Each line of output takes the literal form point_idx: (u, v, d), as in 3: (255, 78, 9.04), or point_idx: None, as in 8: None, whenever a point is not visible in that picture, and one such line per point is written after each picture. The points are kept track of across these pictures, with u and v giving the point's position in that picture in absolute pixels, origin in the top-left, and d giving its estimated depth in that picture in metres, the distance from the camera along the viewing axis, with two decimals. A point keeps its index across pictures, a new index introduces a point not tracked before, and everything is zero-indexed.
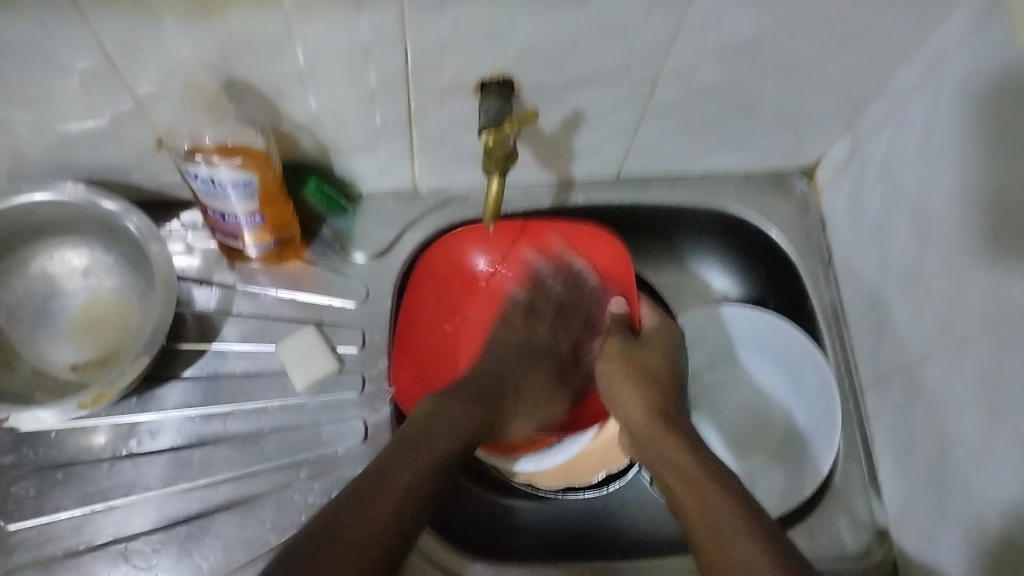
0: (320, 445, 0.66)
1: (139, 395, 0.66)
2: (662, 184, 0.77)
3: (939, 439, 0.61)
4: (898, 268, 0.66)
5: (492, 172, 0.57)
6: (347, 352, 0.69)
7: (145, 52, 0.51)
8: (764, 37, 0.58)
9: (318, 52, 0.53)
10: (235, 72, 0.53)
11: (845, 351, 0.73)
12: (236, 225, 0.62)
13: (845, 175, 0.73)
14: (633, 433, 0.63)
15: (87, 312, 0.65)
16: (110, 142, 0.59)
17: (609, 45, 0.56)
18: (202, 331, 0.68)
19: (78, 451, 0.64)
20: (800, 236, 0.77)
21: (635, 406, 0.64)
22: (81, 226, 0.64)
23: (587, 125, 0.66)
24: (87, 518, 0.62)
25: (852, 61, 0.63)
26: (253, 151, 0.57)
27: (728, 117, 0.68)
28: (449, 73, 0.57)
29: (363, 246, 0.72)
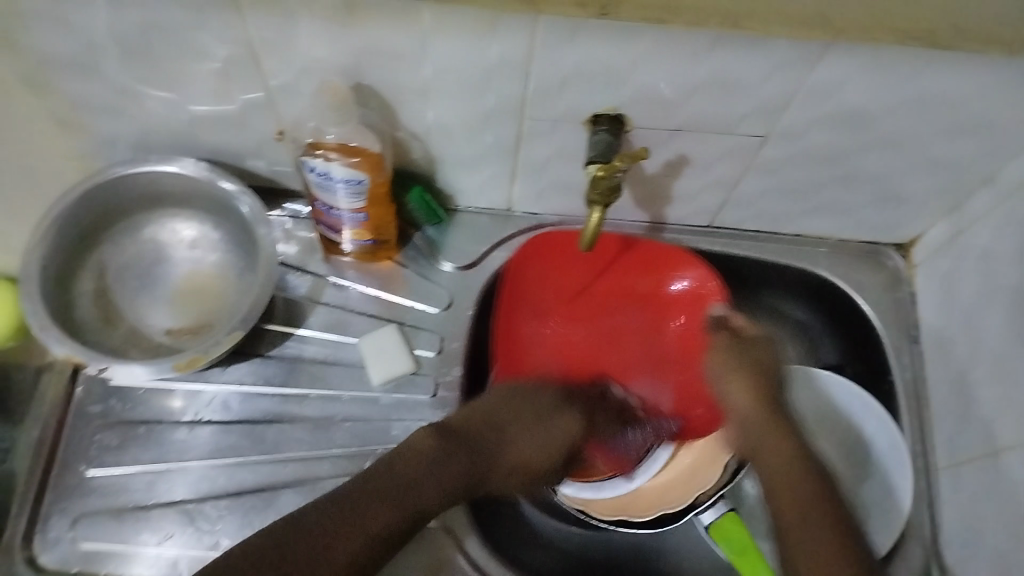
0: (387, 440, 0.67)
1: (224, 367, 0.69)
2: (752, 238, 0.77)
3: (1012, 535, 0.60)
4: (989, 357, 0.65)
5: (594, 205, 0.58)
6: (423, 355, 0.71)
7: (286, 50, 0.54)
8: (883, 109, 0.58)
9: (444, 70, 0.55)
10: (364, 77, 0.56)
11: (923, 431, 0.72)
12: (338, 219, 0.65)
13: (944, 255, 0.72)
14: (741, 427, 0.64)
15: (189, 281, 0.69)
16: (236, 128, 0.63)
17: (725, 97, 0.57)
18: (289, 315, 0.71)
19: (161, 411, 0.68)
20: (888, 308, 0.76)
21: (744, 395, 0.64)
22: (197, 200, 0.68)
23: (689, 170, 0.67)
24: (161, 475, 0.65)
25: (971, 145, 0.62)
26: (369, 154, 0.59)
27: (830, 182, 0.67)
28: (564, 105, 0.58)
29: (452, 257, 0.74)
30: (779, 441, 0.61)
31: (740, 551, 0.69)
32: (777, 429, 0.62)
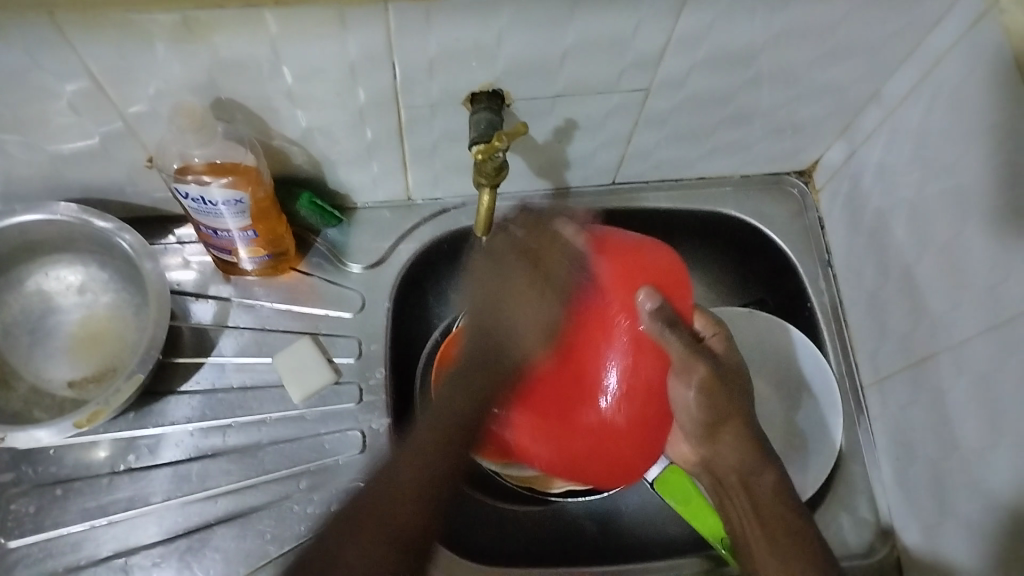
0: (321, 455, 0.67)
1: (137, 410, 0.66)
2: (656, 189, 0.76)
3: (940, 442, 0.61)
4: (896, 272, 0.66)
5: (484, 186, 0.58)
6: (343, 363, 0.70)
7: (134, 75, 0.51)
8: (762, 46, 0.58)
9: (307, 72, 0.52)
10: (224, 91, 0.53)
11: (846, 350, 0.73)
12: (229, 241, 0.62)
13: (843, 177, 0.73)
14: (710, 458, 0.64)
15: (83, 329, 0.65)
16: (101, 161, 0.59)
17: (602, 56, 0.56)
18: (199, 344, 0.69)
19: (78, 467, 0.65)
20: (797, 236, 0.76)
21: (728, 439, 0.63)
22: (75, 243, 0.64)
23: (580, 133, 0.65)
24: (87, 534, 0.63)
25: (851, 66, 0.62)
26: (244, 168, 0.57)
27: (722, 123, 0.67)
28: (439, 89, 0.56)
29: (359, 257, 0.72)
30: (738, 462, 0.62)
31: (687, 500, 0.69)
32: (742, 455, 0.62)
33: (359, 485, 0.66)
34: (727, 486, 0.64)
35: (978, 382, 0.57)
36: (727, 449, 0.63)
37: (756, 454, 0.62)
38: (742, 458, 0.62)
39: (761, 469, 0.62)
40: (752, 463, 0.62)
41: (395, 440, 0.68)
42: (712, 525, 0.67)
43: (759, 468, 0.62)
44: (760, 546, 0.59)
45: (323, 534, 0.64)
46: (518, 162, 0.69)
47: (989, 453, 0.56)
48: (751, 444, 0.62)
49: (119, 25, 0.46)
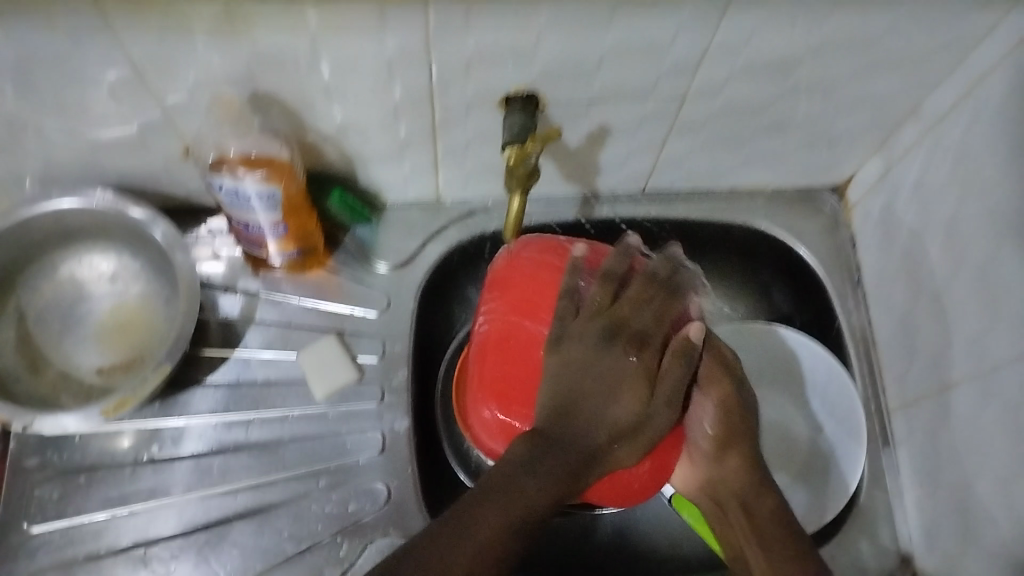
0: (341, 455, 0.66)
1: (162, 401, 0.67)
2: (686, 199, 0.76)
3: (970, 466, 0.60)
4: (930, 289, 0.65)
5: (515, 190, 0.58)
6: (366, 362, 0.70)
7: (175, 66, 0.51)
8: (802, 56, 0.57)
9: (344, 69, 0.53)
10: (262, 85, 0.54)
11: (875, 367, 0.72)
12: (260, 235, 0.63)
13: (878, 192, 0.72)
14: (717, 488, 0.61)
15: (113, 317, 0.66)
16: (138, 151, 0.60)
17: (639, 61, 0.55)
18: (225, 337, 0.69)
19: (101, 455, 0.65)
20: (828, 251, 0.75)
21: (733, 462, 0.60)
22: (109, 232, 0.65)
23: (614, 139, 0.65)
24: (108, 523, 0.63)
25: (892, 79, 0.61)
26: (278, 163, 0.57)
27: (756, 134, 0.66)
28: (473, 90, 0.56)
29: (387, 257, 0.72)
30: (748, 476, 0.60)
31: (704, 514, 0.68)
32: (741, 481, 0.60)
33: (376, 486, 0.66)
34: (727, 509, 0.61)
35: (1012, 405, 0.56)
36: (731, 470, 0.60)
37: (753, 481, 0.60)
38: (744, 486, 0.60)
39: (763, 496, 0.60)
40: (750, 484, 0.60)
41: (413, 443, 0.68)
42: None
43: (762, 490, 0.60)
44: (760, 563, 0.57)
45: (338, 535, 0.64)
46: (549, 167, 0.69)
47: (1020, 478, 0.55)
48: (750, 462, 0.60)
49: (164, 15, 0.47)
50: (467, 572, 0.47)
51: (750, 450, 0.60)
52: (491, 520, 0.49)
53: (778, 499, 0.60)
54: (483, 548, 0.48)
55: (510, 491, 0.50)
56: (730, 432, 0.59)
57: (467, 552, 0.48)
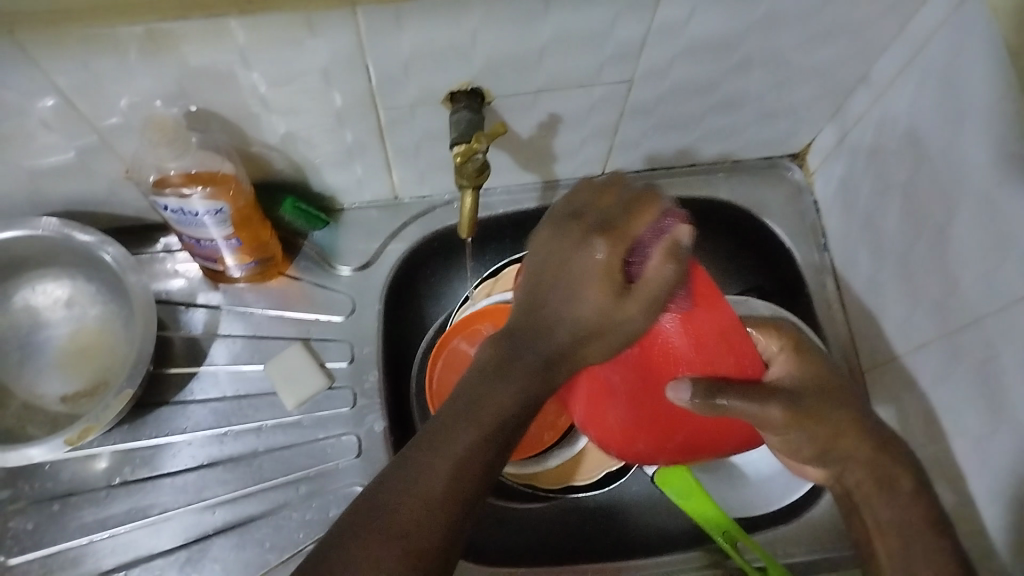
0: (321, 460, 0.66)
1: (130, 422, 0.66)
2: (647, 178, 0.75)
3: (938, 429, 0.60)
4: (891, 256, 0.65)
5: (465, 188, 0.57)
6: (336, 367, 0.69)
7: (106, 89, 0.50)
8: (744, 32, 0.56)
9: (278, 79, 0.52)
10: (195, 100, 0.52)
11: (844, 335, 0.72)
12: (215, 250, 0.62)
13: (836, 159, 0.71)
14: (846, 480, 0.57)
15: (74, 343, 0.65)
16: (80, 174, 0.58)
17: (580, 50, 0.54)
18: (191, 354, 0.68)
19: (75, 482, 0.65)
20: (792, 221, 0.75)
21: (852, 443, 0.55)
22: (57, 257, 0.64)
23: (565, 127, 0.64)
24: (86, 548, 0.63)
25: (838, 49, 0.61)
26: (222, 177, 0.57)
27: (709, 111, 0.66)
28: (415, 90, 0.55)
29: (348, 259, 0.71)
30: (864, 465, 0.55)
31: (688, 494, 0.67)
32: (869, 464, 0.55)
33: (356, 490, 0.65)
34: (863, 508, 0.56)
35: (975, 368, 0.56)
36: (855, 457, 0.55)
37: (880, 454, 0.55)
38: (875, 461, 0.55)
39: (891, 474, 0.55)
40: (881, 470, 0.55)
41: (390, 445, 0.67)
42: (714, 518, 0.65)
43: (896, 472, 0.55)
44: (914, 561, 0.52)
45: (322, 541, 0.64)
46: (504, 159, 0.68)
47: (987, 441, 0.55)
48: (873, 445, 0.55)
49: (83, 42, 0.46)
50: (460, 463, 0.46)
51: (857, 432, 0.55)
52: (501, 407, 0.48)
53: (915, 481, 0.55)
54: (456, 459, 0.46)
55: (463, 449, 0.46)
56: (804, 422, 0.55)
57: (445, 472, 0.45)
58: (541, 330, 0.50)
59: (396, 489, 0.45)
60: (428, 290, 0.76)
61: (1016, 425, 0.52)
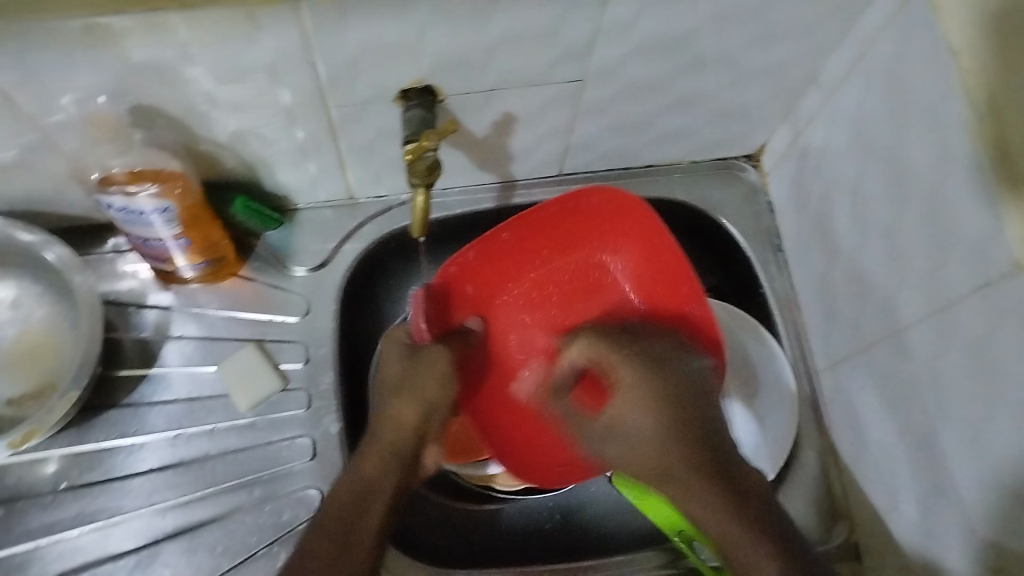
0: (275, 462, 0.65)
1: (78, 425, 0.65)
2: (604, 178, 0.75)
3: (888, 425, 0.61)
4: (843, 255, 0.65)
5: (417, 186, 0.56)
6: (290, 369, 0.68)
7: (46, 86, 0.49)
8: (693, 31, 0.57)
9: (224, 75, 0.51)
10: (139, 97, 0.52)
11: (799, 334, 0.72)
12: (164, 250, 0.61)
13: (790, 159, 0.72)
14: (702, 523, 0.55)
15: (18, 345, 0.64)
16: (24, 173, 0.57)
17: (530, 48, 0.54)
18: (142, 356, 0.67)
19: (22, 487, 0.63)
20: (748, 221, 0.75)
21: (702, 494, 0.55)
22: (3, 257, 0.63)
23: (520, 126, 0.64)
24: (32, 554, 0.61)
25: (788, 49, 0.61)
26: (167, 175, 0.56)
27: (663, 111, 0.66)
28: (365, 87, 0.55)
29: (302, 260, 0.70)
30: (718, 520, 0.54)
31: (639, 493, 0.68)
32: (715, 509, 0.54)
33: (309, 492, 0.65)
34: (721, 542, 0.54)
35: (921, 365, 0.56)
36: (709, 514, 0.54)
37: (732, 512, 0.54)
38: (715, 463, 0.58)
39: (745, 508, 0.54)
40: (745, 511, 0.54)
41: (345, 447, 0.67)
42: (665, 516, 0.66)
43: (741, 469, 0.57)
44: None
45: (275, 544, 0.63)
46: (459, 158, 0.68)
47: (934, 437, 0.56)
48: (708, 479, 0.55)
49: (19, 36, 0.45)
50: (340, 550, 0.54)
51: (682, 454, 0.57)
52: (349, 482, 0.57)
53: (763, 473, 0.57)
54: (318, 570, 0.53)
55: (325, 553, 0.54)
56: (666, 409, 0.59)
57: (324, 550, 0.54)
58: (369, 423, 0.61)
59: (303, 559, 0.54)
60: (385, 288, 0.75)
61: (961, 420, 0.53)
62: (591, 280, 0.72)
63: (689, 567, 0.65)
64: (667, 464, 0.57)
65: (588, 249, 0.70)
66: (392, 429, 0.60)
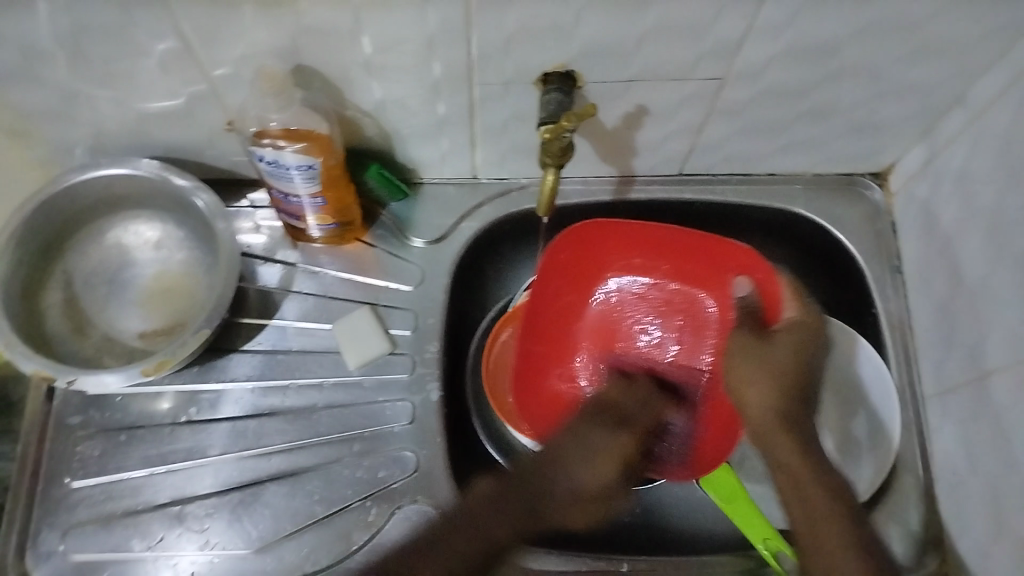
0: (378, 422, 0.68)
1: (200, 365, 0.69)
2: (723, 182, 0.75)
3: (999, 458, 0.59)
4: (968, 281, 0.64)
5: (548, 165, 0.58)
6: (400, 335, 0.71)
7: (221, 39, 0.52)
8: (842, 40, 0.57)
9: (384, 42, 0.53)
10: (301, 57, 0.55)
11: (908, 358, 0.71)
12: (299, 207, 0.64)
13: (920, 181, 0.71)
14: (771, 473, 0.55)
15: (156, 283, 0.68)
16: (184, 121, 0.61)
17: (676, 43, 0.55)
18: (263, 306, 0.71)
19: (142, 415, 0.67)
20: (867, 239, 0.74)
21: (773, 437, 0.55)
22: (153, 198, 0.67)
23: (651, 121, 0.65)
24: (146, 480, 0.65)
25: (934, 67, 0.60)
26: (316, 137, 0.58)
27: (797, 119, 0.66)
28: (512, 66, 0.57)
29: (421, 232, 0.73)
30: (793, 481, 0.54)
31: (729, 497, 0.66)
32: (792, 468, 0.54)
33: (406, 454, 0.67)
34: (795, 520, 0.53)
35: None
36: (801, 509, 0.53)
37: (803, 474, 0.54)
38: (799, 451, 0.54)
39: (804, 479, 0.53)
40: (818, 489, 0.53)
41: (443, 416, 0.69)
42: (755, 524, 0.64)
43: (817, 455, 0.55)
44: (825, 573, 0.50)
45: (369, 499, 0.65)
46: (586, 148, 0.69)
47: None
48: (782, 438, 0.55)
49: None
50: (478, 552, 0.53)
51: (770, 397, 0.56)
52: (501, 515, 0.55)
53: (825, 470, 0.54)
54: (480, 524, 0.54)
55: (467, 537, 0.54)
56: (762, 366, 0.57)
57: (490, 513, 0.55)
58: (579, 489, 0.57)
59: (466, 512, 0.55)
60: (493, 267, 0.77)
61: None
62: (713, 332, 0.70)
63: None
64: (739, 402, 0.58)
65: (728, 280, 0.69)
66: (560, 479, 0.57)
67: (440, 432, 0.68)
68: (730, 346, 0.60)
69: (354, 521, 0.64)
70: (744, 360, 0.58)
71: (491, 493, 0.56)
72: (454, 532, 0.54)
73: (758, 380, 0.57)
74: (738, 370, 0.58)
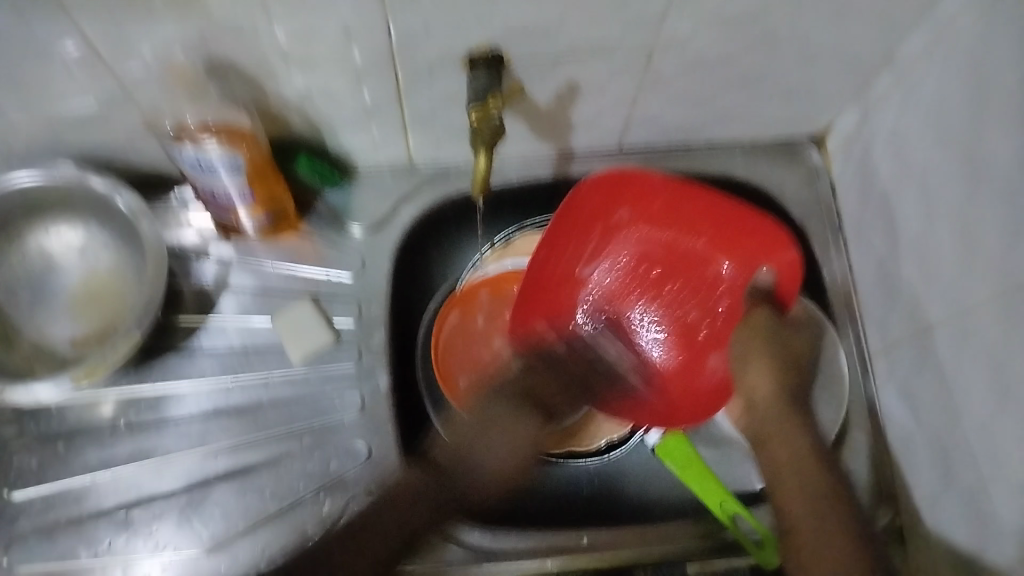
0: (325, 414, 0.67)
1: (138, 368, 0.67)
2: (662, 153, 0.75)
3: (940, 417, 0.60)
4: (904, 243, 0.64)
5: (479, 149, 0.57)
6: (343, 325, 0.70)
7: (127, 35, 0.50)
8: (768, 9, 0.56)
9: (300, 31, 0.52)
10: (214, 49, 0.52)
11: (852, 321, 0.71)
12: (229, 202, 0.62)
13: (856, 144, 0.71)
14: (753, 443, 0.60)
15: (85, 288, 0.65)
16: (99, 120, 0.59)
17: (601, 18, 0.54)
18: (200, 303, 0.69)
19: (81, 422, 0.66)
20: (807, 204, 0.74)
21: (763, 389, 0.60)
22: (72, 201, 0.64)
23: (584, 96, 0.64)
24: (89, 488, 0.64)
25: (863, 31, 0.60)
26: (237, 129, 0.57)
27: (731, 87, 0.65)
28: (435, 48, 0.55)
29: (360, 219, 0.71)
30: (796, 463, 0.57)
31: (685, 464, 0.67)
32: (785, 446, 0.58)
33: (357, 445, 0.66)
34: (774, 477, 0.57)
35: (981, 358, 0.55)
36: (783, 455, 0.57)
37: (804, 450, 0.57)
38: (782, 416, 0.59)
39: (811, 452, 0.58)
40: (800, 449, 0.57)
41: (393, 404, 0.68)
42: (710, 489, 0.65)
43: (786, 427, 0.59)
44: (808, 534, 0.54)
45: (321, 491, 0.65)
46: (520, 127, 0.68)
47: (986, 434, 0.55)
48: (780, 404, 0.60)
49: None
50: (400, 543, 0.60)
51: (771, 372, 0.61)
52: (405, 509, 0.61)
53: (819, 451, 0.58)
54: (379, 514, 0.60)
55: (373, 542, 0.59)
56: (784, 357, 0.62)
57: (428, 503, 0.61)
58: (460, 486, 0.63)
59: (378, 517, 0.61)
60: (437, 249, 0.76)
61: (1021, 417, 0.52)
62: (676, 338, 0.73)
63: (728, 540, 0.64)
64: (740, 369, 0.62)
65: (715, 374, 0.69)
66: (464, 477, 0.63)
67: (391, 422, 0.67)
68: (739, 339, 0.63)
69: (309, 513, 0.64)
70: (770, 341, 0.62)
71: (419, 484, 0.62)
72: (364, 530, 0.60)
73: (775, 357, 0.61)
74: (748, 364, 0.62)
